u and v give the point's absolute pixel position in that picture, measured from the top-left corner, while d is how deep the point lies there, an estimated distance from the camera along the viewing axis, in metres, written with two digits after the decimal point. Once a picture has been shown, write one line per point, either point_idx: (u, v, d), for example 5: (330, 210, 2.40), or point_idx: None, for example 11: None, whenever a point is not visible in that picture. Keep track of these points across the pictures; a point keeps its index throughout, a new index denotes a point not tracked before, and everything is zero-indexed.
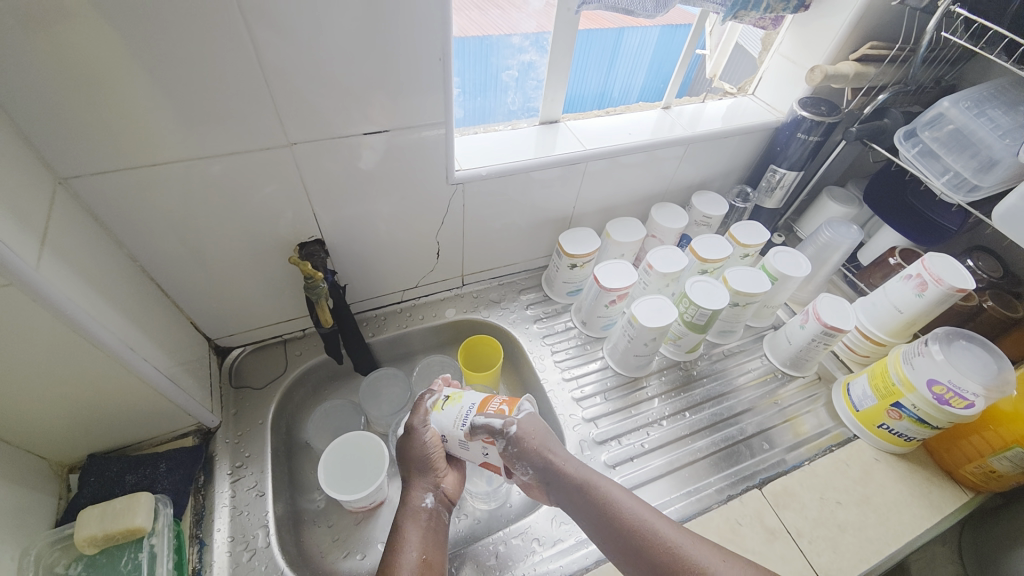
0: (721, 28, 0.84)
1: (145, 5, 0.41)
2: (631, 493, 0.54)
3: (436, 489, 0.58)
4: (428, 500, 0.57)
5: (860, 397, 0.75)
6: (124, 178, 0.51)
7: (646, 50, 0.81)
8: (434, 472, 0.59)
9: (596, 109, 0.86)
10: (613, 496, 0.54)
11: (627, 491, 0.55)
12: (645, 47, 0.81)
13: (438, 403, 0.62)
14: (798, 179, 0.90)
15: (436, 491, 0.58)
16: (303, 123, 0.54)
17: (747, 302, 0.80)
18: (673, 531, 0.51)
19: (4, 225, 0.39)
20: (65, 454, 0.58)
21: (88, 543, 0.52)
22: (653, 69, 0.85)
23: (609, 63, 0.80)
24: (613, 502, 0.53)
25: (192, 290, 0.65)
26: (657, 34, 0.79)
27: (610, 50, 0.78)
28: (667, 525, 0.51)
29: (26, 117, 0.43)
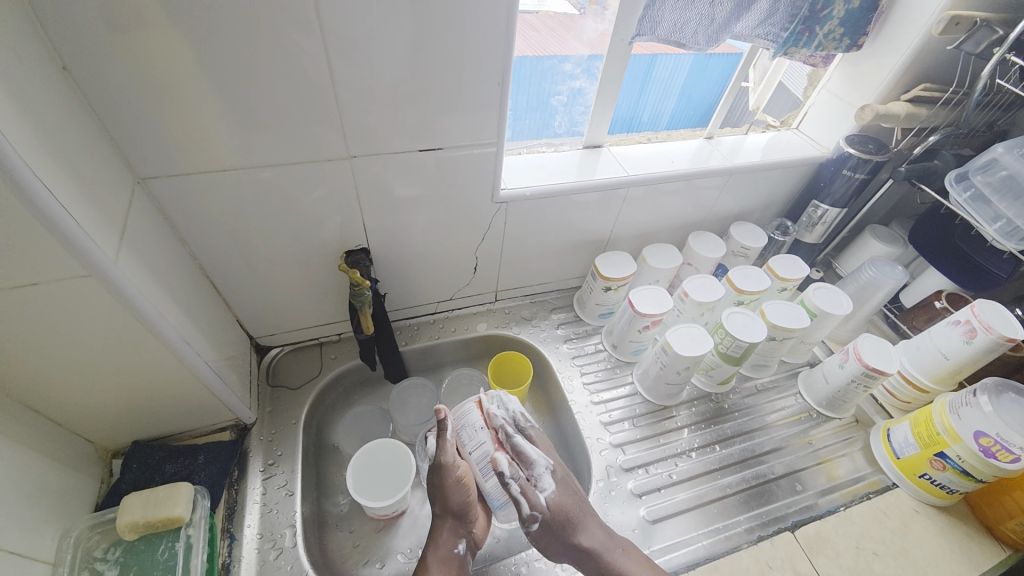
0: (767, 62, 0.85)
1: (233, 23, 0.44)
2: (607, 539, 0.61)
3: (468, 536, 0.61)
4: (460, 547, 0.60)
5: (901, 443, 0.73)
6: (193, 180, 0.54)
7: (679, 77, 0.81)
8: (467, 521, 0.61)
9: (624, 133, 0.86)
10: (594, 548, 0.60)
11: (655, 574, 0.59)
12: (678, 73, 0.80)
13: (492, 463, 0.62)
14: (841, 216, 0.89)
15: (466, 538, 0.61)
16: (363, 137, 0.57)
17: (784, 336, 0.79)
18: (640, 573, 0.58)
19: (89, 218, 0.41)
20: (111, 439, 0.60)
21: (130, 528, 0.53)
22: (684, 94, 0.84)
23: (641, 88, 0.80)
24: (593, 555, 0.59)
25: (241, 289, 0.68)
26: (691, 60, 0.79)
27: (642, 76, 0.78)
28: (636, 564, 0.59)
29: (116, 121, 0.47)
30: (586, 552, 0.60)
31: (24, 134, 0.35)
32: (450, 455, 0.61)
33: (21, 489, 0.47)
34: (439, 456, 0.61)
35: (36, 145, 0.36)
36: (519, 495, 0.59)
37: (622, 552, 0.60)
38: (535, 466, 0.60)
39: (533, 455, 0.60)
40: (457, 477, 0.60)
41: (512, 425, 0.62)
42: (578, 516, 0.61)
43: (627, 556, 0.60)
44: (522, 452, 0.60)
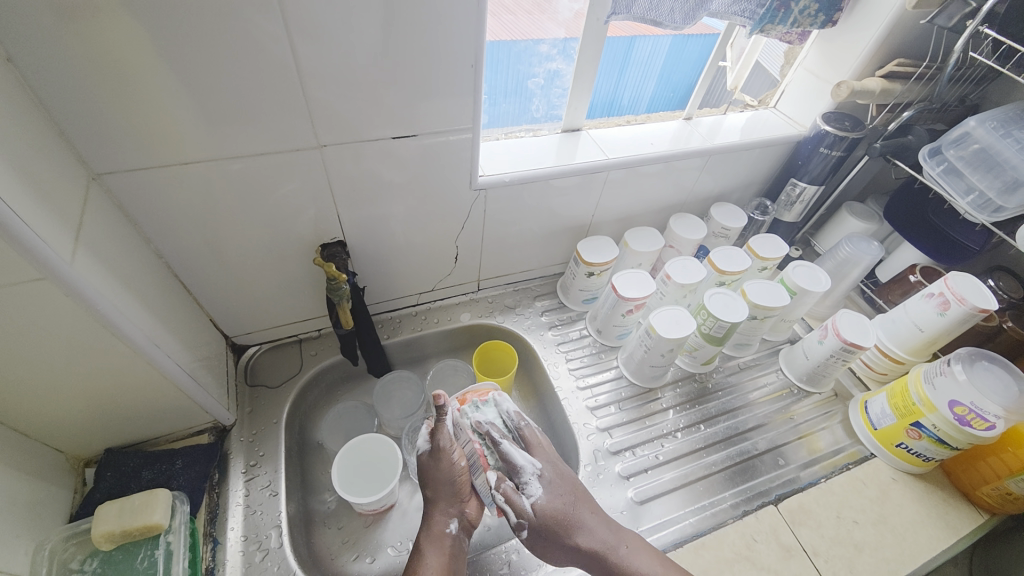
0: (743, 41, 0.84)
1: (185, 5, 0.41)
2: (614, 539, 0.60)
3: (461, 514, 0.59)
4: (452, 526, 0.58)
5: (878, 415, 0.74)
6: (155, 174, 0.51)
7: (658, 60, 0.80)
8: (461, 499, 0.59)
9: (605, 119, 0.85)
10: (601, 547, 0.58)
11: (665, 569, 0.58)
12: (657, 56, 0.79)
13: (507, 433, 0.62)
14: (819, 194, 0.89)
15: (460, 517, 0.58)
16: (332, 125, 0.55)
17: (765, 315, 0.80)
18: (652, 570, 0.58)
19: (41, 216, 0.38)
20: (82, 448, 0.58)
21: (106, 538, 0.51)
22: (662, 75, 0.83)
23: (619, 72, 0.78)
24: (602, 553, 0.58)
25: (213, 286, 0.65)
26: (669, 44, 0.78)
27: (621, 59, 0.77)
28: (644, 561, 0.58)
29: (66, 112, 0.44)
30: (590, 553, 0.58)
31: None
32: (450, 438, 0.59)
33: None
34: (437, 442, 0.58)
35: None
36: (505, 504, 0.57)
37: (630, 551, 0.59)
38: (537, 448, 0.62)
39: (520, 462, 0.59)
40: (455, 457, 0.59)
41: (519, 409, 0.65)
42: (572, 516, 0.59)
43: (635, 555, 0.59)
44: (509, 459, 0.59)
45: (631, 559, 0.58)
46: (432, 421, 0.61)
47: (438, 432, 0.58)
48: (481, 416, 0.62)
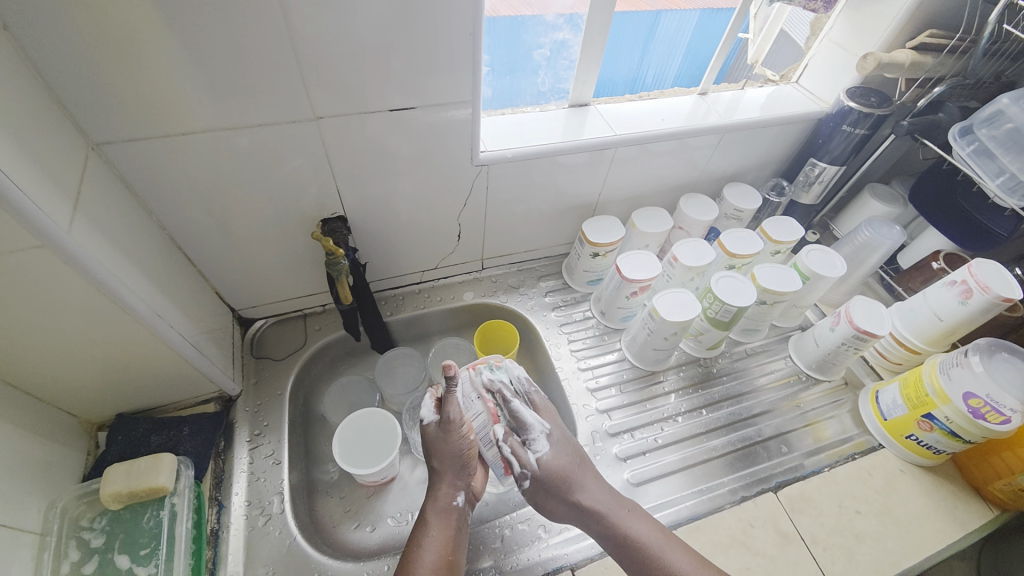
0: (766, 11, 0.80)
1: None
2: (616, 502, 0.60)
3: (467, 488, 0.60)
4: (459, 499, 0.59)
5: (889, 406, 0.72)
6: (153, 146, 0.51)
7: (683, 37, 0.77)
8: (468, 474, 0.60)
9: (627, 95, 0.83)
10: (603, 510, 0.59)
11: (661, 534, 0.58)
12: (682, 32, 0.77)
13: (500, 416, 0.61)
14: (839, 175, 0.85)
15: (466, 491, 0.60)
16: (328, 97, 0.53)
17: (775, 300, 0.77)
18: (650, 534, 0.57)
19: (38, 186, 0.39)
20: (94, 412, 0.60)
21: (113, 498, 0.54)
22: (678, 47, 0.79)
23: (643, 48, 0.77)
24: (604, 517, 0.59)
25: (217, 260, 0.66)
26: (697, 18, 0.75)
27: (645, 35, 0.75)
28: (646, 524, 0.59)
29: (61, 81, 0.43)
30: (587, 512, 0.59)
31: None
32: (459, 412, 0.59)
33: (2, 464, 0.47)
34: (446, 414, 0.59)
35: None
36: (512, 455, 0.59)
37: (627, 514, 0.59)
38: (529, 430, 0.60)
39: (530, 420, 0.60)
40: (463, 432, 0.59)
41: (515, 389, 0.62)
42: (573, 474, 0.61)
43: (633, 517, 0.59)
44: (519, 417, 0.60)
45: (637, 526, 0.58)
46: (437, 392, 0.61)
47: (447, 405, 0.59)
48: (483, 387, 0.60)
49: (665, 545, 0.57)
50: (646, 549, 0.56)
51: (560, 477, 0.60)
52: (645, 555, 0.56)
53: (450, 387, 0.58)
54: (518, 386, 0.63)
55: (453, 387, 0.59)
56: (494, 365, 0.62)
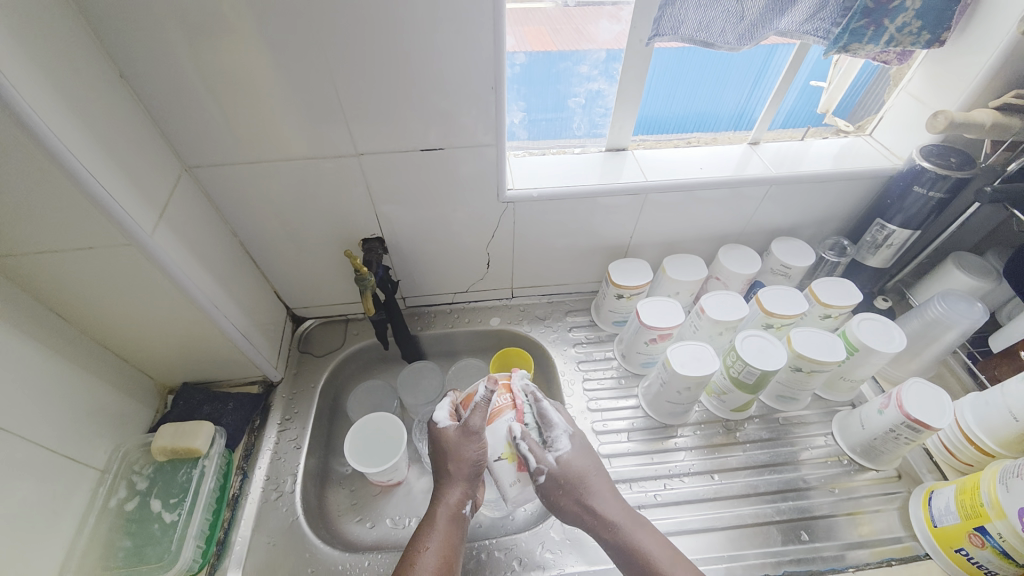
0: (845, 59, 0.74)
1: (240, 36, 0.50)
2: (628, 512, 0.60)
3: (473, 497, 0.63)
4: (465, 507, 0.62)
5: (940, 510, 0.62)
6: (229, 170, 0.63)
7: (803, 70, 0.74)
8: (477, 483, 0.63)
9: (729, 131, 0.81)
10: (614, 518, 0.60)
11: (671, 552, 0.58)
12: (803, 66, 0.73)
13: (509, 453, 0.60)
14: (914, 238, 0.76)
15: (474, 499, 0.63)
16: (369, 136, 0.62)
17: (812, 369, 0.70)
18: (659, 549, 0.57)
19: (130, 198, 0.50)
20: (165, 378, 0.73)
21: (160, 451, 0.65)
22: (729, 92, 0.76)
23: (754, 80, 0.74)
24: (613, 525, 0.59)
25: (276, 265, 0.78)
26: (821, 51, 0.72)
27: (756, 71, 0.73)
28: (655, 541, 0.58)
29: (165, 119, 0.56)
30: (598, 518, 0.60)
31: (68, 126, 0.44)
32: (482, 421, 0.61)
33: (79, 409, 0.60)
34: (469, 423, 0.61)
35: (84, 137, 0.45)
36: (530, 451, 0.59)
37: (637, 526, 0.59)
38: (553, 429, 0.61)
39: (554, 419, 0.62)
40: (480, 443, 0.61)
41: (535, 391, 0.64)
42: (591, 480, 0.61)
43: (642, 532, 0.59)
44: (545, 415, 0.62)
45: (648, 541, 0.58)
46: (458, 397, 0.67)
47: (473, 414, 0.61)
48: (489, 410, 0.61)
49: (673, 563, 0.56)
50: (652, 563, 0.56)
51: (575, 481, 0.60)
52: (651, 569, 0.56)
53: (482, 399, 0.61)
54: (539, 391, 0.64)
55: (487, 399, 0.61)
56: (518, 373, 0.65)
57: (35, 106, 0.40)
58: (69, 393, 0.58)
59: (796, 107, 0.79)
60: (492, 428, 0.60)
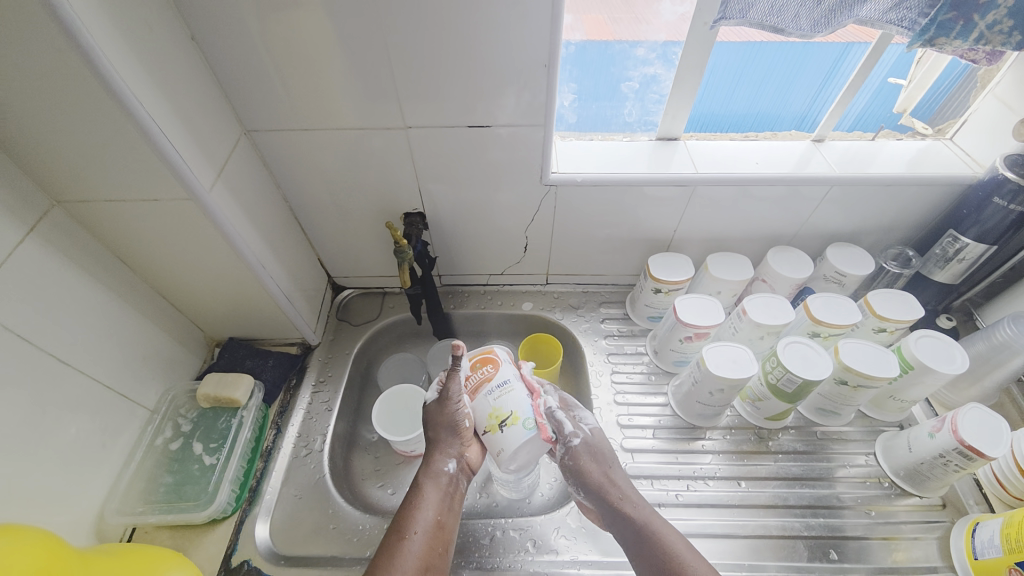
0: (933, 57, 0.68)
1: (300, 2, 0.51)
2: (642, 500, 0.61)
3: (459, 457, 0.64)
4: (450, 466, 0.63)
5: (984, 543, 0.58)
6: (284, 137, 0.65)
7: (878, 71, 0.69)
8: (460, 443, 0.64)
9: (791, 132, 0.77)
10: (628, 497, 0.61)
11: (684, 541, 0.56)
12: (878, 68, 0.69)
13: (494, 424, 0.59)
14: (990, 254, 0.70)
15: (459, 459, 0.64)
16: (418, 111, 0.62)
17: (858, 383, 0.67)
18: (669, 533, 0.57)
19: (193, 155, 0.53)
20: (214, 331, 0.77)
21: (204, 398, 0.69)
22: (796, 83, 0.71)
23: (822, 83, 0.71)
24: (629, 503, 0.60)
25: (321, 233, 0.80)
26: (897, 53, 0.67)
27: (825, 71, 0.69)
28: (668, 528, 0.58)
29: (228, 82, 0.58)
30: (617, 492, 0.61)
31: (142, 81, 0.46)
32: (459, 389, 0.64)
33: (133, 351, 0.64)
34: (447, 389, 0.65)
35: (155, 93, 0.48)
36: (563, 418, 0.63)
37: (651, 510, 0.60)
38: (577, 407, 0.67)
39: (575, 406, 0.66)
40: (459, 405, 0.64)
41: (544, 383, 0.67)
42: (611, 457, 0.64)
43: (654, 517, 0.59)
44: (558, 421, 0.63)
45: (661, 525, 0.58)
46: (445, 375, 0.67)
47: (452, 380, 0.65)
48: (471, 382, 0.62)
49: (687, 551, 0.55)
50: (667, 548, 0.55)
51: (595, 454, 0.63)
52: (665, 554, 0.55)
53: (455, 367, 0.64)
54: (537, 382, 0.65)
55: (458, 367, 0.64)
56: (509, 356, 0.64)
57: (113, 61, 0.43)
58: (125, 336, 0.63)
59: (869, 109, 0.74)
60: (476, 394, 0.61)
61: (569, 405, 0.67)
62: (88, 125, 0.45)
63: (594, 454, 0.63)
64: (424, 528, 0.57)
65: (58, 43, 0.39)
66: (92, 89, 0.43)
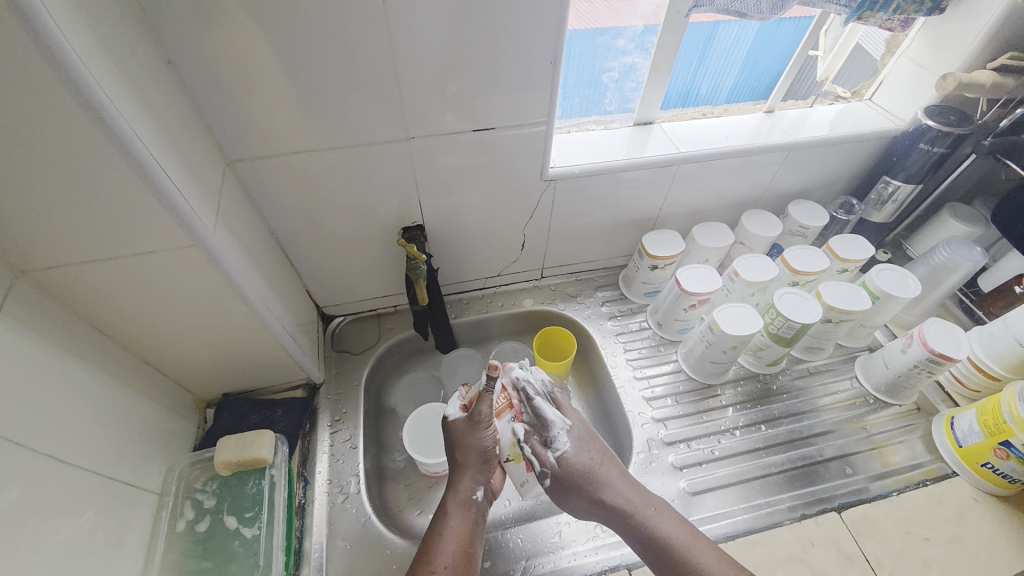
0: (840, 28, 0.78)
1: (299, 14, 0.47)
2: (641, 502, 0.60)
3: (486, 483, 0.61)
4: (478, 493, 0.60)
5: (965, 433, 0.69)
6: (271, 163, 0.59)
7: (742, 46, 0.76)
8: (488, 470, 0.61)
9: (679, 108, 0.83)
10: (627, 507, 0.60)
11: (688, 531, 0.58)
12: (741, 43, 0.75)
13: (515, 454, 0.61)
14: (915, 193, 0.83)
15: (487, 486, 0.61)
16: (421, 120, 0.60)
17: (841, 319, 0.76)
18: (673, 530, 0.58)
19: (193, 195, 0.46)
20: (205, 391, 0.69)
21: (224, 465, 0.62)
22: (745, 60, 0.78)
23: (699, 57, 0.75)
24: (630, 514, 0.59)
25: (310, 262, 0.74)
26: (756, 29, 0.73)
27: (701, 47, 0.74)
28: (672, 525, 0.59)
29: (209, 109, 0.52)
30: (614, 510, 0.60)
31: (139, 117, 0.40)
32: (490, 411, 0.59)
33: (132, 429, 0.55)
34: (476, 413, 0.59)
35: (149, 128, 0.41)
36: (533, 454, 0.59)
37: (654, 512, 0.59)
38: (552, 427, 0.60)
39: (552, 417, 0.60)
40: (490, 430, 0.60)
41: (534, 387, 0.62)
42: (600, 472, 0.61)
43: (659, 516, 0.59)
44: (542, 414, 0.60)
45: (665, 526, 0.58)
46: (466, 390, 0.64)
47: (480, 403, 0.59)
48: (499, 407, 0.60)
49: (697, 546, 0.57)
50: (674, 547, 0.57)
51: (584, 475, 0.60)
52: (672, 554, 0.56)
53: (487, 388, 0.59)
54: (542, 387, 0.63)
55: (491, 388, 0.59)
56: (522, 365, 0.63)
57: (111, 96, 0.36)
58: (121, 414, 0.54)
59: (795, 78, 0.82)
60: (505, 422, 0.59)
61: (545, 417, 0.60)
62: (75, 173, 0.38)
63: (577, 479, 0.60)
64: (450, 561, 0.54)
65: (47, 78, 0.33)
66: (86, 130, 0.36)
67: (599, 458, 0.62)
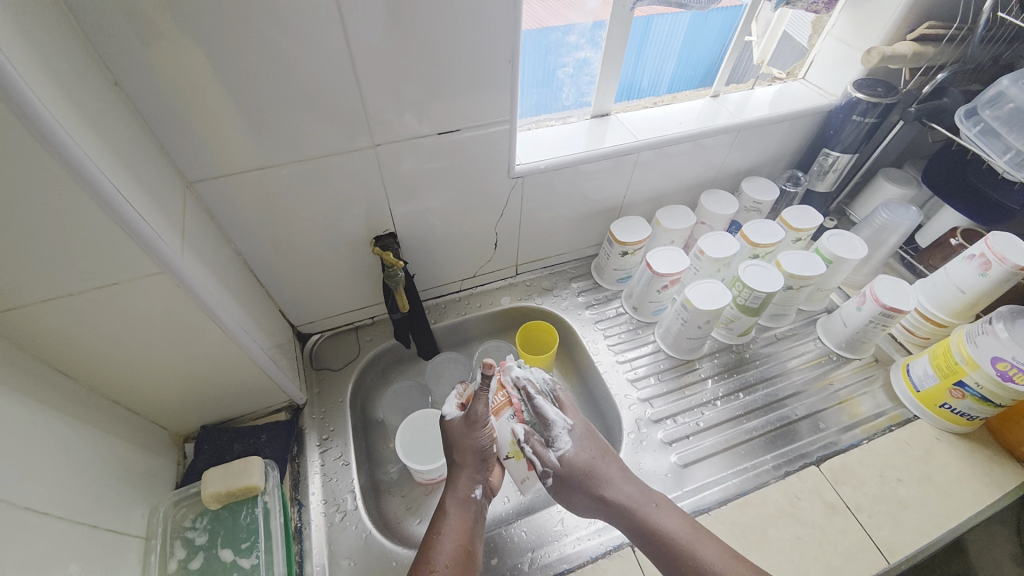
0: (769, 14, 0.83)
1: (253, 26, 0.46)
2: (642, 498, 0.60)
3: (484, 482, 0.62)
4: (477, 492, 0.60)
5: (921, 378, 0.75)
6: (233, 181, 0.57)
7: (676, 39, 0.79)
8: (486, 468, 0.61)
9: (622, 100, 0.85)
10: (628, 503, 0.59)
11: (689, 526, 0.57)
12: (675, 35, 0.79)
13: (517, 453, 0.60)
14: (852, 162, 0.89)
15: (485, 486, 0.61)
16: (385, 126, 0.59)
17: (801, 285, 0.81)
18: (674, 525, 0.57)
19: (156, 219, 0.45)
20: (180, 425, 0.66)
21: (213, 498, 0.59)
22: (688, 49, 0.82)
23: (637, 52, 0.78)
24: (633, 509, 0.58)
25: (281, 281, 0.72)
26: (687, 21, 0.77)
27: (637, 41, 0.77)
28: (673, 520, 0.57)
29: (163, 129, 0.50)
30: (615, 505, 0.59)
31: (92, 142, 0.38)
32: (487, 411, 0.60)
33: (108, 472, 0.52)
34: (471, 413, 0.60)
35: (104, 152, 0.39)
36: (534, 454, 0.59)
37: (655, 507, 0.58)
38: (553, 427, 0.61)
39: (552, 416, 0.61)
40: (486, 429, 0.60)
41: (534, 386, 0.62)
42: (600, 469, 0.61)
43: (661, 511, 0.58)
44: (542, 413, 0.61)
45: (668, 520, 0.57)
46: (462, 389, 0.64)
47: (475, 403, 0.59)
48: (499, 405, 0.60)
49: (698, 540, 0.55)
50: (675, 541, 0.55)
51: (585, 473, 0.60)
52: (674, 547, 0.55)
53: (483, 388, 0.59)
54: (544, 386, 0.64)
55: (487, 387, 0.59)
56: (519, 364, 0.63)
57: (63, 121, 0.35)
58: (95, 458, 0.51)
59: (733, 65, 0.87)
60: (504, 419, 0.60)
61: (546, 416, 0.60)
62: (29, 205, 0.36)
63: (579, 478, 0.60)
64: (450, 556, 0.54)
65: None
66: (39, 157, 0.34)
67: (601, 453, 0.62)
